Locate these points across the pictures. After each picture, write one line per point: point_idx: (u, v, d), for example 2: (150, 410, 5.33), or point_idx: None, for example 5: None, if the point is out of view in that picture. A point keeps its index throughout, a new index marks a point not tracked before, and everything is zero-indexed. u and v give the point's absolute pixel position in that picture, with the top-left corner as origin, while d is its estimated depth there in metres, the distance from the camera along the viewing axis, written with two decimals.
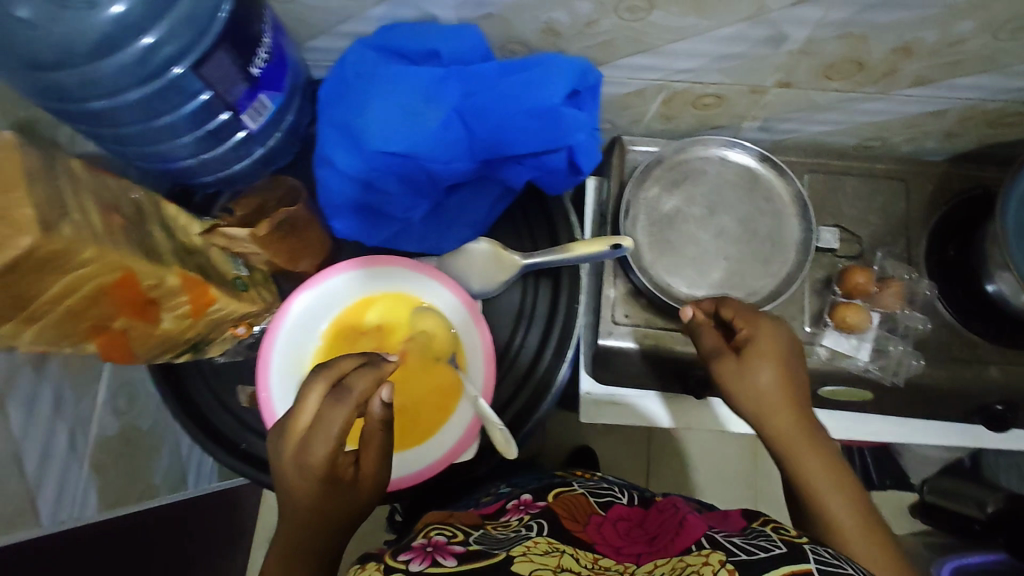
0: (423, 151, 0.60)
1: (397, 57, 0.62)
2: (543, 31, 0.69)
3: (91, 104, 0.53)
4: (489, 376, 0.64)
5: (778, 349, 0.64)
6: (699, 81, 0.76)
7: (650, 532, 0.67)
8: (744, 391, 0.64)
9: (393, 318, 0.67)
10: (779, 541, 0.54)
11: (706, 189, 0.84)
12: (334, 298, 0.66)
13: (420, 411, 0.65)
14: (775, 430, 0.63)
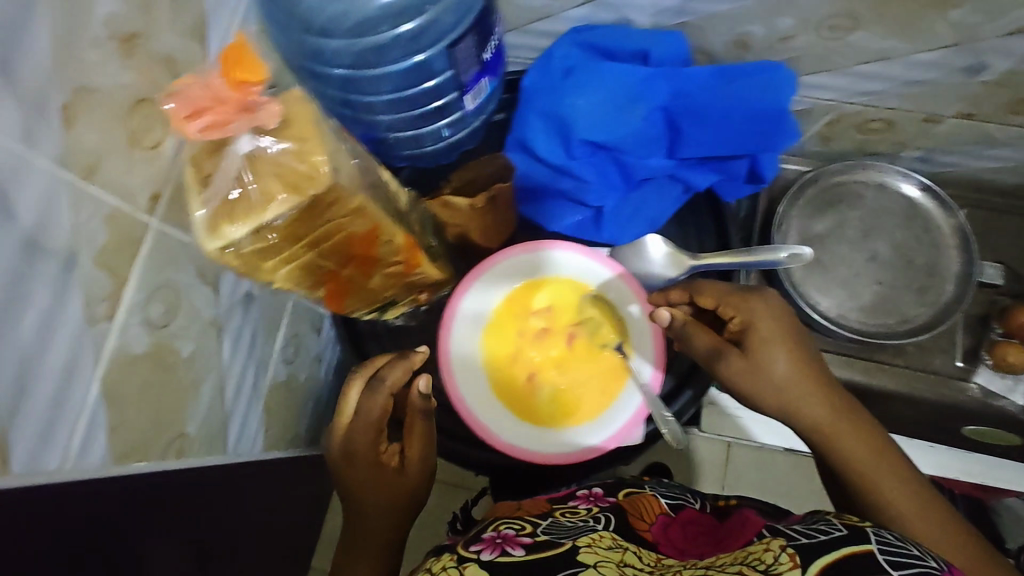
0: (623, 145, 0.63)
1: (602, 55, 0.66)
2: (732, 43, 0.71)
3: (339, 73, 0.59)
4: (657, 367, 0.68)
5: (771, 333, 0.60)
6: (875, 105, 0.77)
7: (716, 535, 0.63)
8: (764, 385, 0.59)
9: (563, 302, 0.69)
10: (840, 526, 0.51)
11: (863, 213, 0.84)
12: (508, 279, 0.69)
13: (586, 394, 0.68)
14: (820, 416, 0.59)
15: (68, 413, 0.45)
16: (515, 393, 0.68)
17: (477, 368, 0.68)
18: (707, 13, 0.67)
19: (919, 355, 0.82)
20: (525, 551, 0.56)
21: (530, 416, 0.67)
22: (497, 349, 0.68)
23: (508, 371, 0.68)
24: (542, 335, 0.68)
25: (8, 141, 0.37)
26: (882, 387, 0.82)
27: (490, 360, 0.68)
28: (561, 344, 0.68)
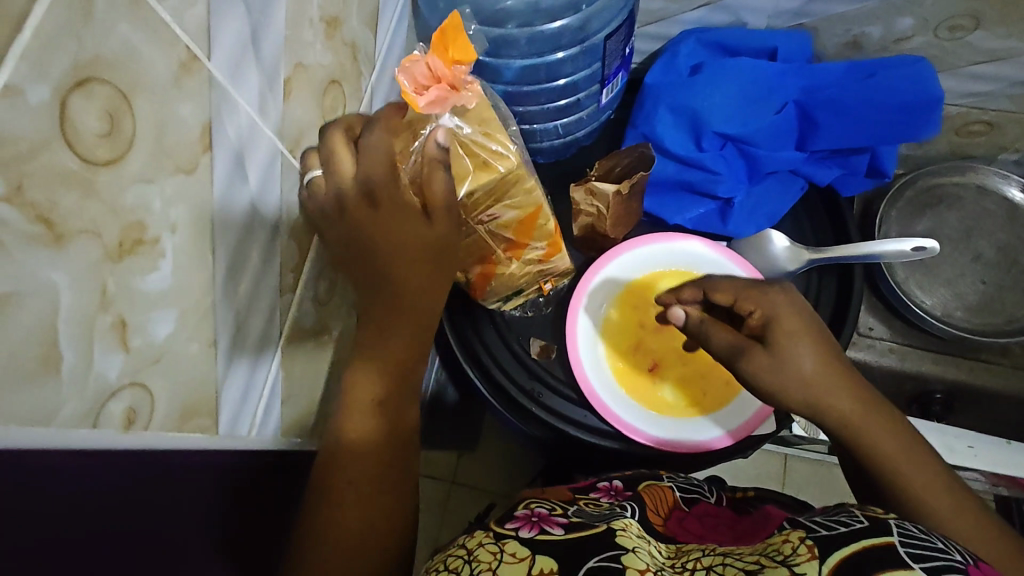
0: (753, 137, 0.65)
1: (728, 52, 0.68)
2: (846, 45, 0.73)
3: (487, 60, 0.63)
4: None
5: (795, 329, 0.50)
6: (980, 106, 0.78)
7: (738, 527, 0.56)
8: (786, 386, 0.49)
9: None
10: (862, 518, 0.42)
11: (965, 214, 0.84)
12: (628, 272, 0.69)
13: (710, 385, 0.67)
14: (815, 406, 0.49)
15: (259, 380, 0.46)
16: (638, 384, 0.67)
17: (600, 358, 0.68)
18: (828, 14, 0.69)
19: None
20: (565, 531, 0.50)
21: (653, 406, 0.67)
22: (617, 339, 0.68)
23: (630, 361, 0.68)
24: (662, 326, 0.68)
25: (249, 107, 0.39)
26: (987, 386, 0.82)
27: (610, 349, 0.68)
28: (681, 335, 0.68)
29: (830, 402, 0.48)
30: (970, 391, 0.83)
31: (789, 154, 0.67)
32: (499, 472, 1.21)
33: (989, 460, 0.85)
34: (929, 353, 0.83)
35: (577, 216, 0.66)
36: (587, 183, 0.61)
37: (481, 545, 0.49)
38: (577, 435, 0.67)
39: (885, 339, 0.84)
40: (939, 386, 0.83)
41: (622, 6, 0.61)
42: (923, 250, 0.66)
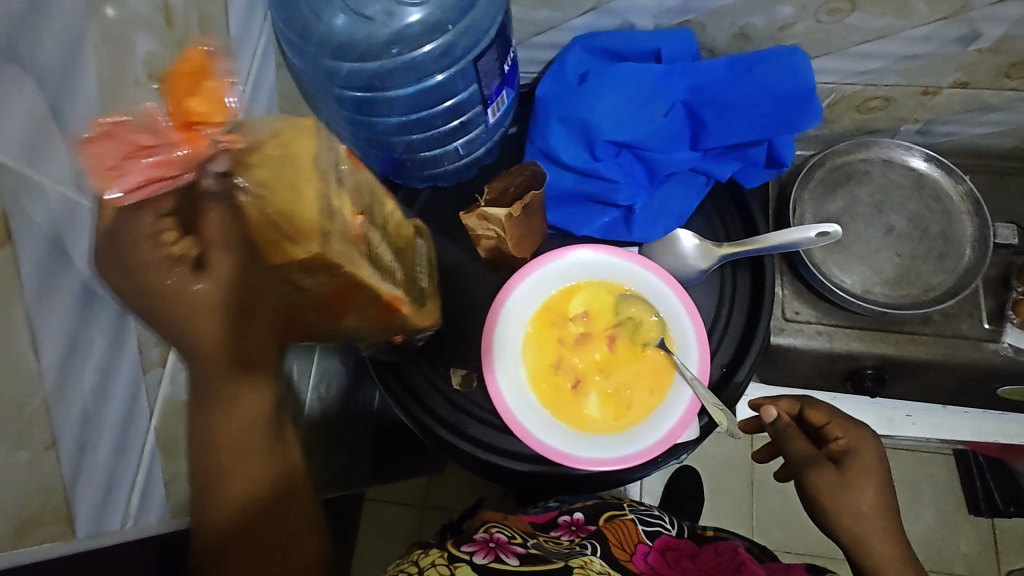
0: (645, 142, 0.65)
1: (613, 57, 0.67)
2: (734, 36, 0.73)
3: (365, 92, 0.62)
4: (703, 357, 0.66)
5: (868, 478, 0.55)
6: (874, 82, 0.79)
7: (700, 566, 0.64)
8: (844, 512, 0.54)
9: (600, 307, 0.68)
10: None
11: (875, 188, 0.85)
12: (542, 290, 0.68)
13: (634, 394, 0.66)
14: (853, 539, 0.54)
15: (126, 465, 0.43)
16: (563, 402, 0.66)
17: (521, 381, 0.66)
18: (711, 9, 0.69)
19: (947, 322, 0.82)
20: (519, 561, 0.55)
21: (579, 423, 0.65)
22: (536, 359, 0.67)
23: (553, 381, 0.66)
24: (583, 341, 0.67)
25: (61, 186, 0.35)
26: (918, 357, 0.82)
27: (530, 370, 0.66)
28: (603, 348, 0.67)
29: (872, 541, 0.53)
30: (898, 365, 0.83)
31: (683, 155, 0.66)
32: (460, 492, 1.20)
33: (926, 425, 0.90)
34: (856, 331, 0.83)
35: (478, 241, 0.64)
36: (477, 210, 0.59)
37: (436, 565, 0.54)
38: (504, 462, 0.67)
39: (813, 322, 0.83)
40: (867, 361, 0.83)
41: (491, 22, 0.59)
42: (825, 235, 0.66)
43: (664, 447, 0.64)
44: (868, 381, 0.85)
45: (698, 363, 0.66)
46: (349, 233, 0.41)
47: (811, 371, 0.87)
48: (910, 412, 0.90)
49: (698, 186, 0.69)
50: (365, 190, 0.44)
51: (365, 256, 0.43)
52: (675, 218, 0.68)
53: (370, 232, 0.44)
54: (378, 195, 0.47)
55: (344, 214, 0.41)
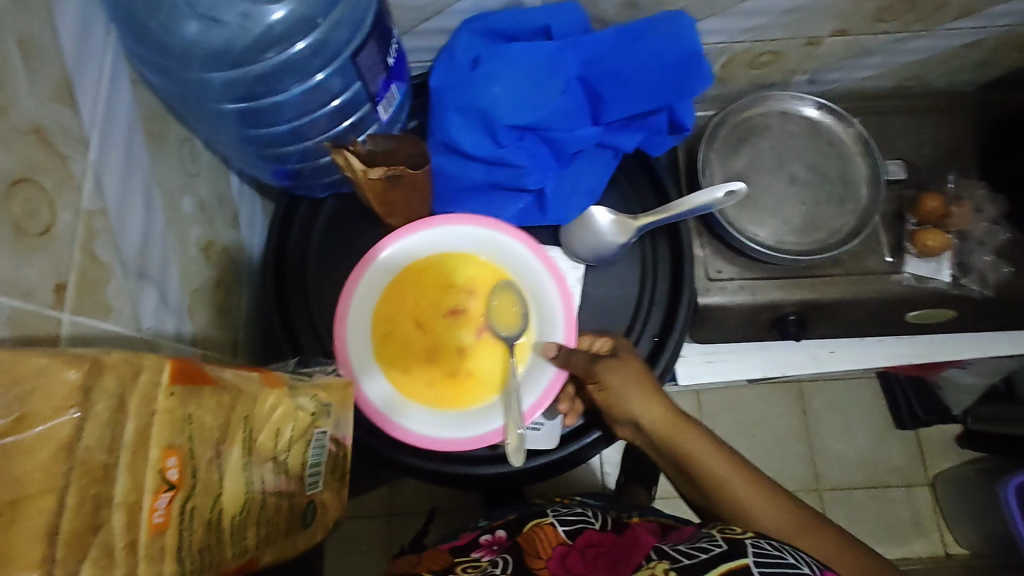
0: (548, 124, 0.63)
1: (505, 39, 0.65)
2: (623, 6, 0.72)
3: (243, 104, 0.57)
4: (541, 389, 0.63)
5: (641, 370, 0.62)
6: (761, 38, 0.81)
7: (614, 559, 0.61)
8: (622, 390, 0.61)
9: (465, 280, 0.65)
10: (720, 541, 0.52)
11: (775, 141, 0.88)
12: (421, 245, 0.65)
13: (455, 383, 0.63)
14: (662, 434, 0.61)
15: None
16: (402, 361, 0.62)
17: (363, 328, 0.63)
18: None
19: (855, 261, 0.86)
20: None
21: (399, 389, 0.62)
22: (391, 322, 0.63)
23: (396, 343, 0.63)
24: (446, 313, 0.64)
25: None
26: (834, 298, 0.85)
27: (378, 336, 0.63)
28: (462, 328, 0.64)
29: (639, 405, 0.61)
30: (819, 309, 0.87)
31: (587, 132, 0.65)
32: (426, 498, 1.17)
33: (847, 359, 0.94)
34: (776, 281, 0.86)
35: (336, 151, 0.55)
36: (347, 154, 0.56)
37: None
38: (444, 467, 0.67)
39: (734, 279, 0.86)
40: (789, 307, 0.86)
41: (365, 12, 0.55)
42: (739, 192, 0.66)
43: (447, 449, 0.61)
44: (792, 327, 0.88)
45: (545, 394, 0.63)
46: (140, 545, 0.29)
47: (741, 325, 0.90)
48: (831, 348, 0.94)
49: (607, 161, 0.69)
50: (202, 432, 0.33)
51: (174, 553, 0.31)
52: (590, 195, 0.68)
53: (198, 496, 0.33)
54: (238, 401, 0.38)
55: (119, 518, 0.28)
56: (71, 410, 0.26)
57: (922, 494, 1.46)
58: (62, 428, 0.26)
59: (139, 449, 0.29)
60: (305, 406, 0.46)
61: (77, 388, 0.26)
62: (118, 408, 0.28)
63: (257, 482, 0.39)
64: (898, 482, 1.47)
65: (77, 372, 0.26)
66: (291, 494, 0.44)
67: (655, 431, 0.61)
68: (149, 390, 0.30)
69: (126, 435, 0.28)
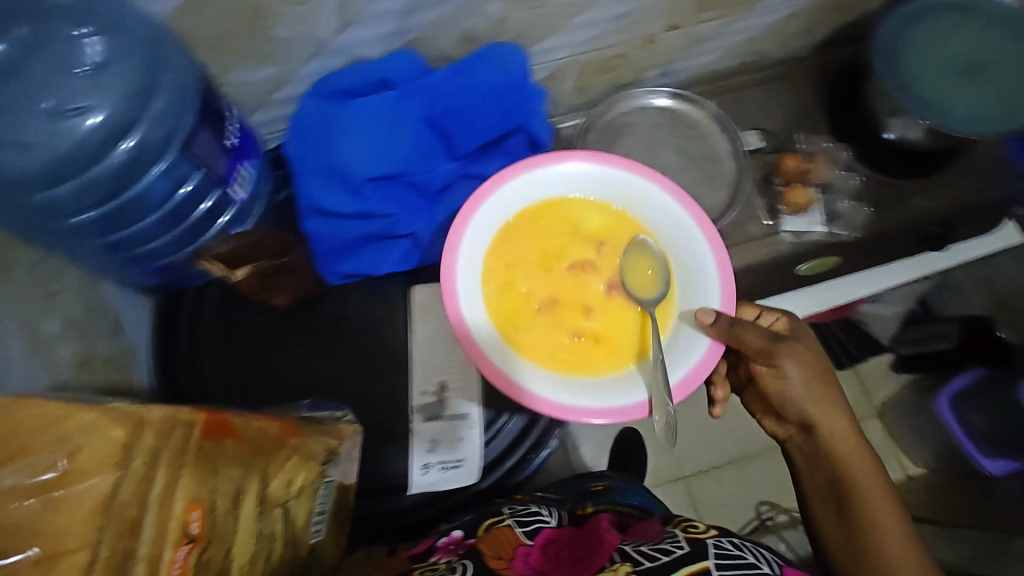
0: (406, 168, 0.65)
1: (348, 96, 0.66)
2: (463, 41, 0.77)
3: (86, 212, 0.56)
4: (692, 360, 0.61)
5: (812, 363, 0.67)
6: (601, 46, 0.86)
7: (572, 551, 0.69)
8: (803, 378, 0.66)
9: (592, 235, 0.66)
10: (684, 544, 0.62)
11: (640, 135, 0.93)
12: (592, 186, 0.66)
13: (573, 345, 0.62)
14: (824, 428, 0.67)
15: None
16: (520, 320, 0.62)
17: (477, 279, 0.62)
18: (425, 24, 0.72)
19: (736, 232, 0.91)
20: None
21: (526, 343, 0.61)
22: (545, 266, 0.64)
23: (512, 299, 0.63)
24: (573, 265, 0.64)
25: None
26: None
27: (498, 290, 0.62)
28: (572, 288, 0.64)
29: (801, 398, 0.66)
30: None
31: (449, 166, 0.67)
32: None
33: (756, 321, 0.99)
34: None
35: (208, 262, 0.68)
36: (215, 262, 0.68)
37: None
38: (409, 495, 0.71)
39: None
40: None
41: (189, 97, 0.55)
42: None
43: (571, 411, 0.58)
44: None
45: (700, 363, 0.61)
46: None
47: None
48: None
49: (477, 190, 0.71)
50: (227, 484, 0.39)
51: None
52: None
53: (214, 551, 0.37)
54: (262, 453, 0.45)
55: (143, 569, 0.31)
56: (110, 467, 0.31)
57: None
58: (97, 486, 0.30)
59: (167, 501, 0.33)
60: (316, 456, 0.54)
61: (121, 445, 0.31)
62: (153, 459, 0.33)
63: (269, 526, 0.45)
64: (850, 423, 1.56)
65: (122, 430, 0.32)
66: (297, 541, 0.51)
67: (829, 441, 0.66)
68: (181, 443, 0.35)
69: (157, 486, 0.33)
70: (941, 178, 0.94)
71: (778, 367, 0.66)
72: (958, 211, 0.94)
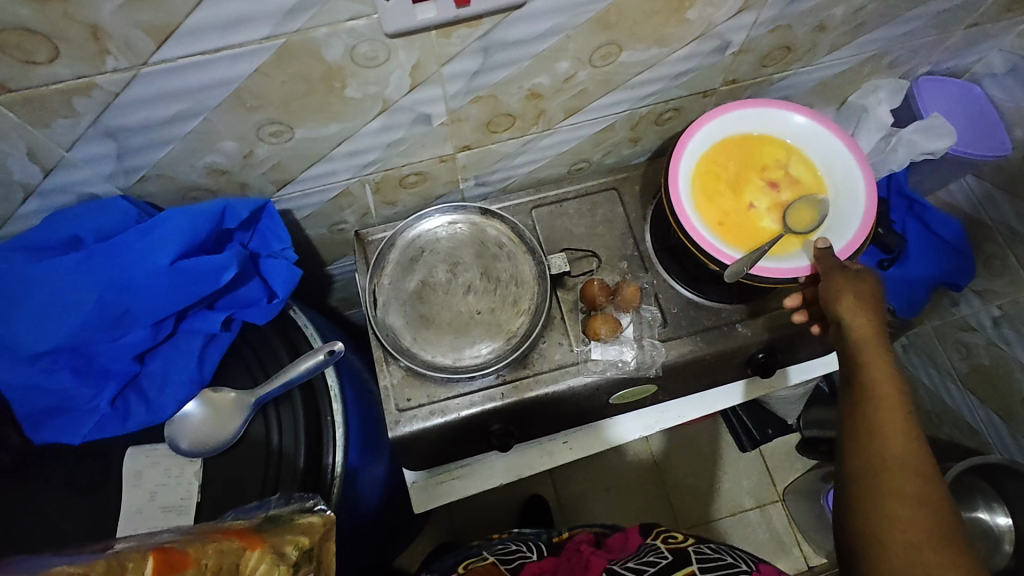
0: (89, 337, 0.59)
1: (40, 253, 0.61)
2: (211, 174, 0.72)
3: None
4: (775, 272, 0.72)
5: (860, 291, 0.67)
6: (391, 166, 0.81)
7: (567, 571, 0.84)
8: (843, 299, 0.67)
9: (760, 159, 0.79)
10: (666, 553, 0.77)
11: (442, 254, 0.88)
12: (810, 138, 0.80)
13: (721, 222, 0.76)
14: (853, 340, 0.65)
15: None
16: (704, 197, 0.77)
17: (692, 161, 0.78)
18: (153, 162, 0.67)
19: (543, 359, 0.86)
20: None
21: (703, 203, 0.77)
22: (715, 168, 0.78)
23: (707, 175, 0.78)
24: (762, 179, 0.79)
25: None
26: (528, 402, 0.84)
27: (685, 166, 0.78)
28: (765, 200, 0.78)
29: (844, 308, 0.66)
30: (521, 411, 0.86)
31: (145, 331, 0.61)
32: None
33: (581, 446, 0.95)
34: (469, 397, 0.84)
35: None
36: None
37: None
38: None
39: (424, 404, 0.83)
40: (490, 420, 0.85)
41: None
42: (337, 350, 0.67)
43: (681, 217, 0.74)
44: (497, 438, 0.87)
45: (790, 267, 0.72)
46: None
47: (448, 445, 0.87)
48: (564, 439, 0.95)
49: (197, 346, 0.65)
50: None
51: None
52: (184, 386, 0.64)
53: None
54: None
55: None
56: None
57: (775, 510, 1.56)
58: None
59: None
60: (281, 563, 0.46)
61: None
62: None
63: None
64: (751, 504, 1.56)
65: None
66: None
67: (849, 335, 0.65)
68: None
69: None
70: (761, 304, 0.89)
71: (832, 281, 0.68)
72: (781, 338, 0.89)
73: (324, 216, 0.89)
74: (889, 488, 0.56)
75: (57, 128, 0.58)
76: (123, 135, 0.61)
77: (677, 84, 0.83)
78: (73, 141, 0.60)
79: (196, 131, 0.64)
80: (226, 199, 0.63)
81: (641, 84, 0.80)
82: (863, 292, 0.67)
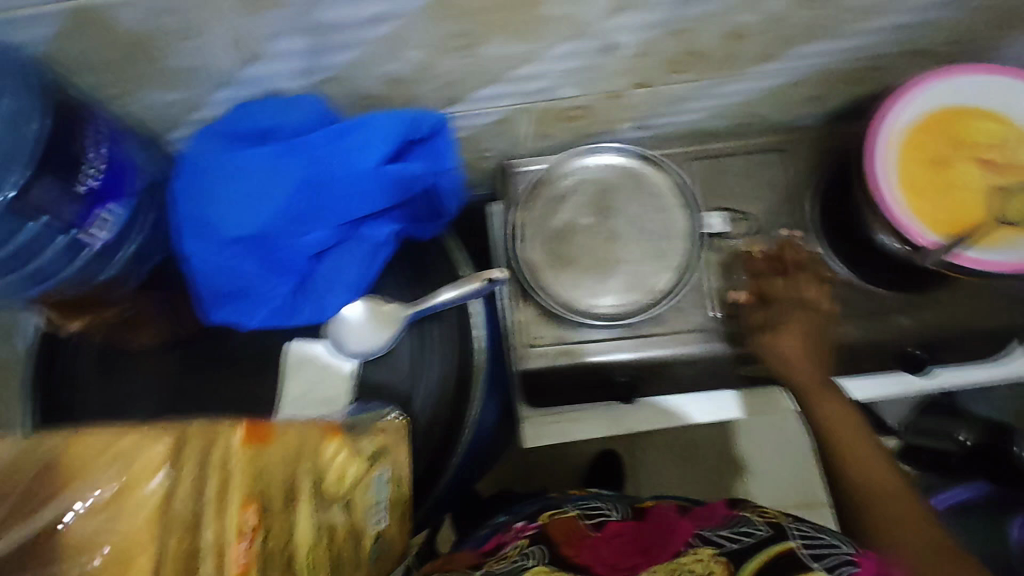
0: (277, 228, 0.61)
1: (237, 140, 0.63)
2: (388, 83, 0.71)
3: None
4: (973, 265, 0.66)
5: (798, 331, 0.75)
6: (558, 97, 0.78)
7: (640, 541, 0.69)
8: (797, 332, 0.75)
9: (984, 134, 0.69)
10: (761, 525, 0.61)
11: (591, 196, 0.85)
12: None
13: (921, 200, 0.68)
14: (802, 386, 0.72)
15: None
16: (907, 171, 0.69)
17: (901, 128, 0.70)
18: (340, 65, 0.67)
19: (680, 318, 0.83)
20: None
21: (903, 177, 0.69)
22: (926, 138, 0.70)
23: (915, 146, 0.69)
24: (978, 157, 0.69)
25: None
26: (657, 360, 0.83)
27: (892, 131, 0.69)
28: (977, 181, 0.69)
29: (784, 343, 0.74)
30: (651, 365, 0.84)
31: (328, 231, 0.63)
32: None
33: (698, 413, 0.93)
34: (598, 345, 0.83)
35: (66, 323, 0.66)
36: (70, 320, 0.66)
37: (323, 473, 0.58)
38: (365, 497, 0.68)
39: (555, 344, 0.83)
40: (615, 371, 0.84)
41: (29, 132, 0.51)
42: (496, 280, 0.66)
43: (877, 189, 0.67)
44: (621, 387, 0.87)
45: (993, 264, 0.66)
46: None
47: (570, 387, 0.88)
48: (680, 402, 0.93)
49: (365, 252, 0.66)
50: (271, 483, 0.39)
51: None
52: (354, 288, 0.66)
53: (270, 552, 0.38)
54: (305, 448, 0.44)
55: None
56: (166, 468, 0.33)
57: None
58: (155, 492, 0.33)
59: (196, 498, 0.34)
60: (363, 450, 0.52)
61: (168, 452, 0.33)
62: (202, 466, 0.35)
63: (324, 521, 0.45)
64: None
65: (164, 444, 0.33)
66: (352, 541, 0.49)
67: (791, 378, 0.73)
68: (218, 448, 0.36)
69: (181, 484, 0.34)
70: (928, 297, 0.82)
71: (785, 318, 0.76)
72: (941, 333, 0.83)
73: (475, 140, 0.88)
74: (890, 502, 0.61)
75: (266, 19, 0.58)
76: (321, 32, 0.61)
77: (892, 39, 0.73)
78: (276, 33, 0.60)
79: (388, 36, 0.62)
80: (417, 109, 0.63)
81: (852, 35, 0.71)
82: (784, 338, 0.74)
